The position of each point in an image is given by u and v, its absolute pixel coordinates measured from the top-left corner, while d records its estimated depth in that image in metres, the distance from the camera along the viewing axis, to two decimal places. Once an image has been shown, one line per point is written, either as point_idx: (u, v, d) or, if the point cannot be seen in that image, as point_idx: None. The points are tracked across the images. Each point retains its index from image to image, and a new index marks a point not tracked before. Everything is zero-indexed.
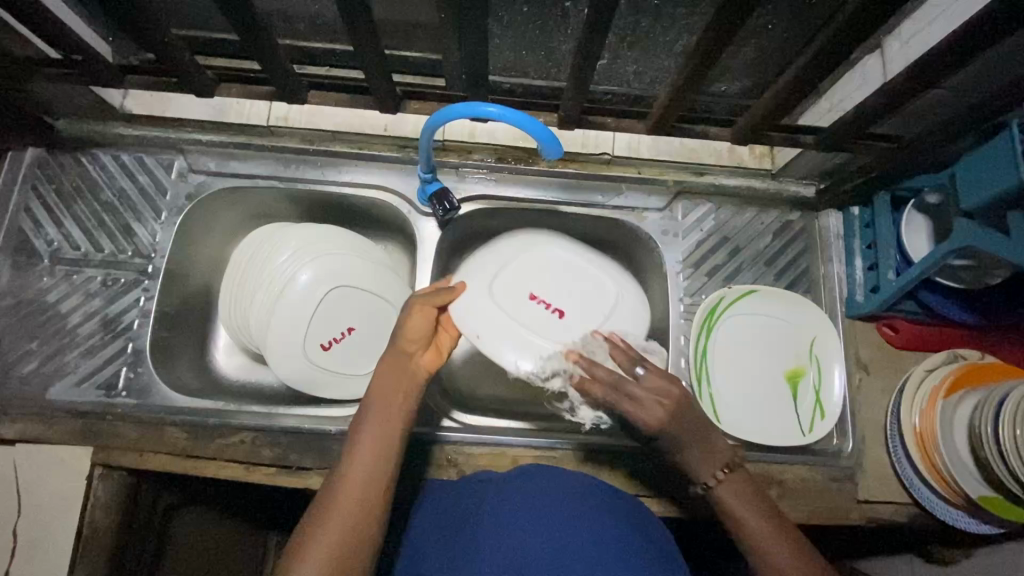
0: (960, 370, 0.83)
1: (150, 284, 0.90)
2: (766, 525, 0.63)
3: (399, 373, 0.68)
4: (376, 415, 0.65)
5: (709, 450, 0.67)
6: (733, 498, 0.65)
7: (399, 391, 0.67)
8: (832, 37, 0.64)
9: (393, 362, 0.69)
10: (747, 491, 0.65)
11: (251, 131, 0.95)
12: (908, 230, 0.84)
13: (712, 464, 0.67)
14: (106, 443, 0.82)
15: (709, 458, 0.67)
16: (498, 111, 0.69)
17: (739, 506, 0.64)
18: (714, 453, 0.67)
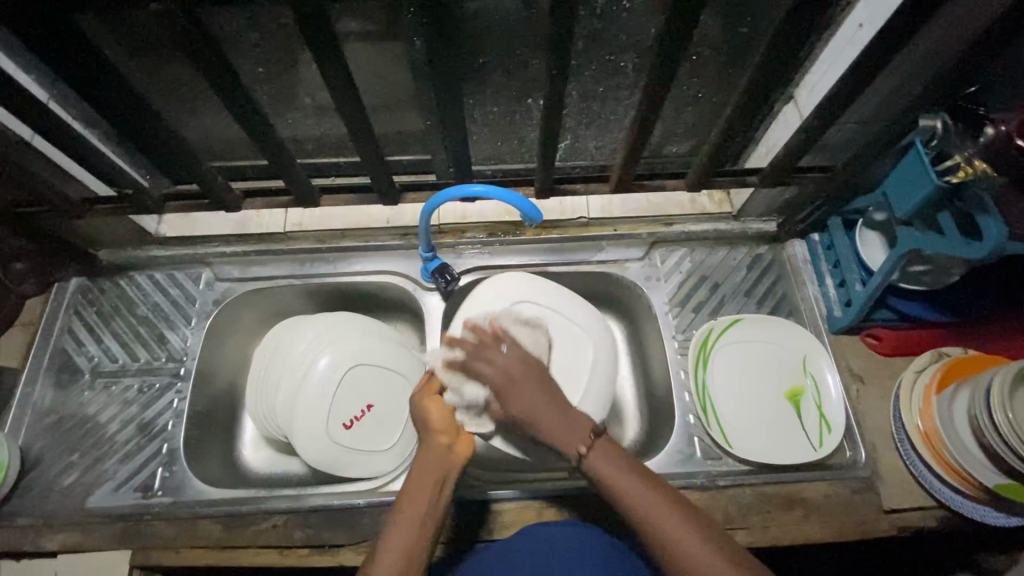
0: (945, 365, 0.88)
1: (182, 385, 0.97)
2: (639, 488, 0.65)
3: (434, 464, 0.71)
4: (414, 504, 0.68)
5: (570, 424, 0.68)
6: (606, 465, 0.67)
7: (431, 486, 0.69)
8: (745, 93, 0.77)
9: (436, 447, 0.72)
10: (620, 458, 0.67)
11: (269, 238, 1.08)
12: (863, 245, 0.93)
13: (578, 440, 0.68)
14: (143, 545, 0.85)
15: (574, 436, 0.68)
16: (483, 189, 0.81)
17: (613, 474, 0.66)
18: (581, 431, 0.68)
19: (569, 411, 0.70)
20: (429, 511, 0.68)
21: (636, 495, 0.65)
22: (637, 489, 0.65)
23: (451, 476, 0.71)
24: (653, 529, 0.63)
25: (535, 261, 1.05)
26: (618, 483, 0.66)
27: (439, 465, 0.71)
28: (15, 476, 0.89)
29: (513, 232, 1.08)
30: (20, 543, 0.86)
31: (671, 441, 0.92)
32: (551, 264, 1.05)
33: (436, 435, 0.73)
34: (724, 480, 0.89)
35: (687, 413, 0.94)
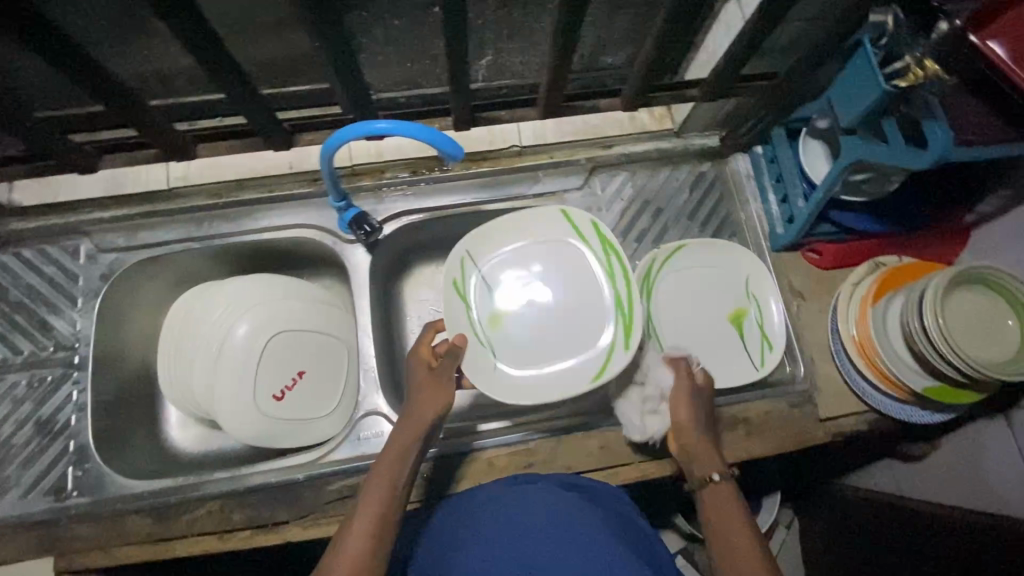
0: (883, 276, 0.88)
1: (80, 375, 0.87)
2: (749, 540, 0.67)
3: (423, 402, 0.75)
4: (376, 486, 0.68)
5: (704, 454, 0.76)
6: (719, 502, 0.71)
7: (416, 420, 0.74)
8: None
9: (410, 421, 0.74)
10: (735, 505, 0.71)
11: (153, 198, 0.93)
12: (806, 157, 0.88)
13: (703, 467, 0.75)
14: (67, 549, 0.79)
15: (702, 461, 0.75)
16: (388, 126, 0.69)
17: (722, 505, 0.71)
18: (710, 458, 0.75)
19: (708, 445, 0.77)
20: (410, 445, 0.72)
21: (738, 537, 0.67)
22: (738, 523, 0.69)
23: (427, 411, 0.75)
24: (737, 555, 0.66)
25: (466, 200, 0.97)
26: (721, 517, 0.70)
27: (416, 417, 0.74)
28: None
29: (439, 168, 0.98)
30: None
31: None
32: (482, 202, 0.97)
33: (415, 412, 0.74)
34: None
35: None
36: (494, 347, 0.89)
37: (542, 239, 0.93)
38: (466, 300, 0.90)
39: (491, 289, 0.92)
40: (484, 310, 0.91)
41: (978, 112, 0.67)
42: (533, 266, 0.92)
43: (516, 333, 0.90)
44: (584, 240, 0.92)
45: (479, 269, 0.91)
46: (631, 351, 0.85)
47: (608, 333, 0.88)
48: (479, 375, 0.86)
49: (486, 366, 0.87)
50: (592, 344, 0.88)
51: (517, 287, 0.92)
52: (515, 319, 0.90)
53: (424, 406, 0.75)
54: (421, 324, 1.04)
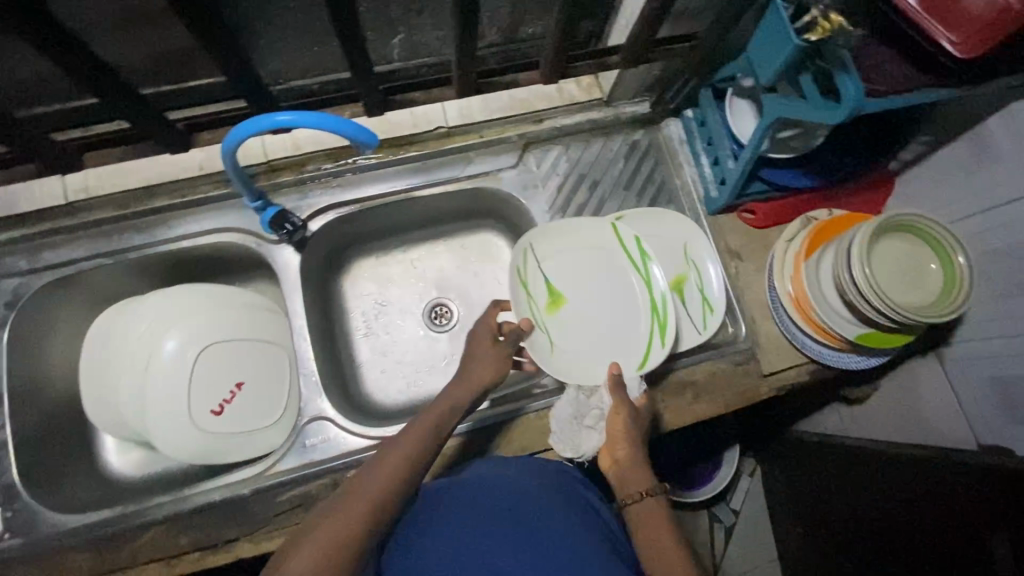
0: (815, 229, 0.89)
1: None
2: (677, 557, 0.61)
3: (484, 367, 0.76)
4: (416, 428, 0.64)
5: (636, 468, 0.72)
6: (646, 522, 0.66)
7: (470, 383, 0.74)
8: None
9: (467, 380, 0.74)
10: (663, 521, 0.66)
11: (53, 213, 0.86)
12: (733, 117, 0.88)
13: (634, 482, 0.70)
14: None
15: (632, 478, 0.71)
16: (291, 117, 0.65)
17: (648, 523, 0.66)
18: (640, 474, 0.71)
19: (639, 461, 0.73)
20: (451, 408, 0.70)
21: (663, 556, 0.62)
22: (664, 541, 0.63)
23: (487, 374, 0.76)
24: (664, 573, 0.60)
25: (396, 188, 0.94)
26: (652, 533, 0.65)
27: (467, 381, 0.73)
28: None
29: (363, 156, 0.93)
30: None
31: None
32: (413, 188, 0.94)
33: (475, 373, 0.75)
34: None
35: None
36: (550, 335, 0.90)
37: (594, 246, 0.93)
38: (526, 291, 0.92)
39: (548, 280, 0.93)
40: (544, 297, 0.92)
41: (890, 61, 0.67)
42: (584, 263, 0.93)
43: (571, 326, 0.91)
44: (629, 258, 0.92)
45: (540, 263, 0.93)
46: (666, 349, 0.87)
47: (645, 327, 0.90)
48: (539, 357, 0.87)
49: (541, 348, 0.88)
50: (632, 342, 0.89)
51: (574, 273, 0.93)
52: (568, 313, 0.92)
53: (486, 368, 0.76)
54: (365, 317, 1.03)
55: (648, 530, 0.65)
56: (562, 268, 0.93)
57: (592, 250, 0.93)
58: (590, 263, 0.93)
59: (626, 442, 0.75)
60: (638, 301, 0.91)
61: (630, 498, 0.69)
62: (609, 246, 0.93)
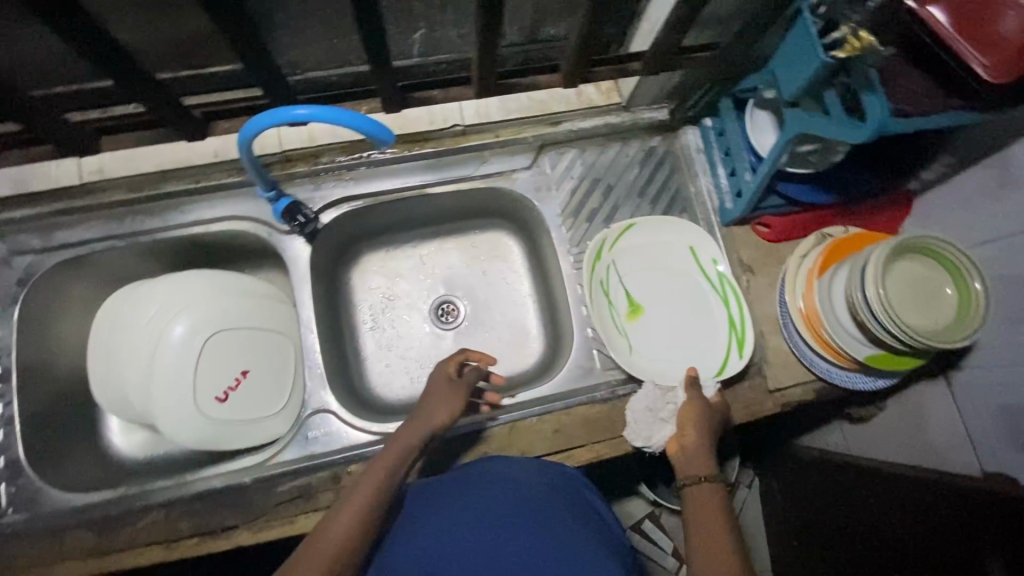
0: (829, 246, 0.88)
1: (3, 388, 0.82)
2: (723, 541, 0.64)
3: (441, 404, 0.80)
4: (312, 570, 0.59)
5: (699, 459, 0.75)
6: (699, 505, 0.69)
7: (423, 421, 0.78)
8: None
9: (368, 481, 0.69)
10: (718, 508, 0.68)
11: (67, 194, 0.86)
12: (752, 129, 0.87)
13: (695, 469, 0.74)
14: (7, 568, 0.77)
15: (696, 465, 0.74)
16: (308, 112, 0.65)
17: (701, 506, 0.69)
18: (704, 464, 0.74)
19: (705, 450, 0.76)
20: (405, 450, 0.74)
21: (710, 538, 0.64)
22: (716, 525, 0.66)
23: (441, 413, 0.79)
24: (706, 553, 0.63)
25: (409, 183, 0.93)
26: (701, 514, 0.68)
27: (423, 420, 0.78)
28: None
29: (377, 151, 0.93)
30: None
31: (571, 358, 0.92)
32: (426, 185, 0.94)
33: (428, 413, 0.78)
34: (624, 388, 0.90)
35: (585, 327, 0.93)
36: (630, 343, 0.92)
37: (668, 260, 0.96)
38: (608, 300, 0.93)
39: (627, 291, 0.95)
40: (625, 306, 0.94)
41: (917, 83, 0.65)
42: (659, 275, 0.96)
43: (649, 335, 0.94)
44: (702, 273, 0.96)
45: (621, 274, 0.95)
46: (743, 361, 0.91)
47: (721, 341, 0.93)
48: (623, 363, 0.89)
49: (621, 351, 0.90)
50: (709, 353, 0.93)
51: (653, 287, 0.96)
52: (647, 322, 0.94)
53: (381, 465, 0.71)
54: (372, 310, 1.03)
55: (696, 516, 0.67)
56: (640, 280, 0.95)
57: (669, 264, 0.96)
58: (664, 274, 0.96)
59: (696, 432, 0.79)
60: (715, 316, 0.95)
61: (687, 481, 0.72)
62: (682, 260, 0.96)
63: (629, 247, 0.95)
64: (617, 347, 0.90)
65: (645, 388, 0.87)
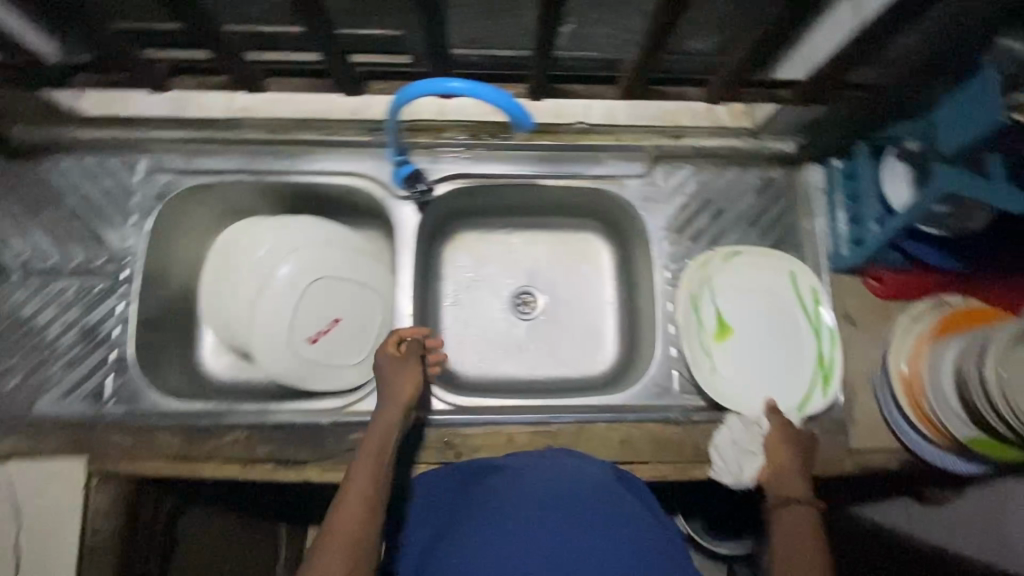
0: (944, 317, 0.83)
1: (126, 289, 0.89)
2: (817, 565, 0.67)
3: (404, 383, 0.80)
4: (337, 552, 0.63)
5: (789, 480, 0.77)
6: (790, 526, 0.72)
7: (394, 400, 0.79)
8: None
9: (364, 465, 0.72)
10: (810, 530, 0.71)
11: (213, 124, 0.92)
12: (887, 179, 0.82)
13: (786, 489, 0.76)
14: (100, 453, 0.83)
15: (787, 486, 0.77)
16: (464, 85, 0.66)
17: (792, 527, 0.72)
18: (796, 486, 0.76)
19: (796, 472, 0.78)
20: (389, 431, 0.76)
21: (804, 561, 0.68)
22: (810, 548, 0.69)
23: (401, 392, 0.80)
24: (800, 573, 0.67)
25: (523, 172, 0.95)
26: (794, 537, 0.71)
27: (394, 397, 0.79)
28: None
29: (500, 134, 0.95)
30: None
31: (649, 373, 0.91)
32: (539, 176, 0.95)
33: (395, 393, 0.80)
34: (699, 415, 0.89)
35: (669, 346, 0.92)
36: (713, 363, 0.90)
37: (765, 287, 0.93)
38: (697, 317, 0.91)
39: (718, 311, 0.93)
40: (713, 325, 0.92)
41: None
42: (754, 300, 0.93)
43: (734, 358, 0.91)
44: (800, 307, 0.92)
45: (714, 293, 0.92)
46: (827, 400, 0.89)
47: (807, 374, 0.90)
48: (703, 381, 0.88)
49: (704, 373, 0.89)
50: (792, 384, 0.90)
51: (747, 312, 0.93)
52: (733, 346, 0.92)
53: (370, 450, 0.73)
54: (456, 286, 1.05)
55: (784, 535, 0.71)
56: (733, 302, 0.93)
57: (766, 291, 0.93)
58: (758, 301, 0.93)
59: (788, 457, 0.80)
60: (804, 348, 0.91)
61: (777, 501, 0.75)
62: (782, 289, 0.93)
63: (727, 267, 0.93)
64: (698, 365, 0.89)
65: (728, 423, 0.85)
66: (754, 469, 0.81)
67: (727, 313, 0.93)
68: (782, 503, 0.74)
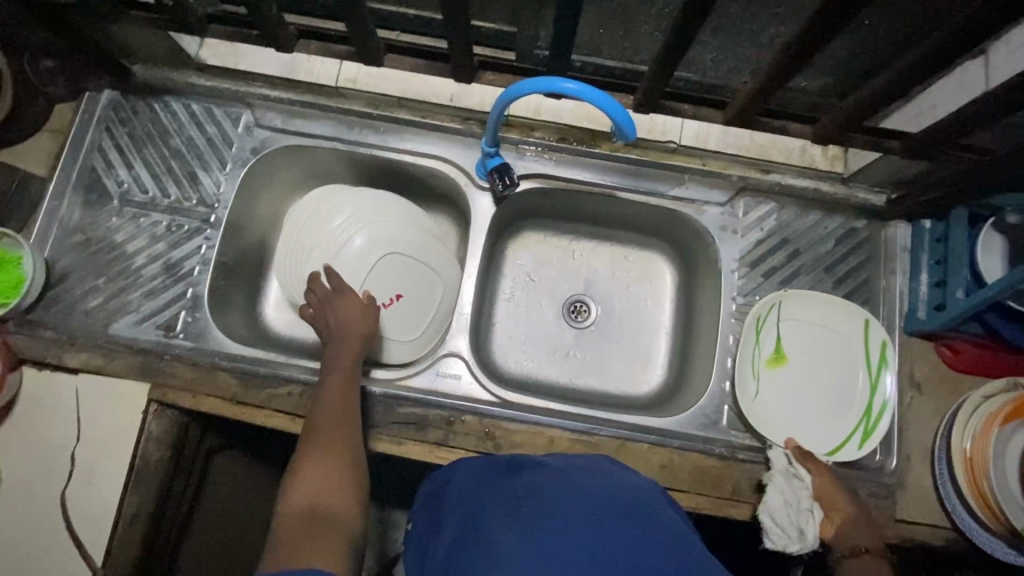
0: (1019, 400, 0.78)
1: (211, 233, 0.93)
2: None
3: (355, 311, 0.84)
4: (324, 455, 0.68)
5: (856, 531, 0.76)
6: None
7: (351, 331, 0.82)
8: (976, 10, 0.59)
9: (336, 385, 0.77)
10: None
11: (318, 90, 0.96)
12: (983, 249, 0.80)
13: (855, 541, 0.75)
14: (163, 382, 0.87)
15: (856, 535, 0.75)
16: (577, 88, 0.67)
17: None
18: (865, 537, 0.75)
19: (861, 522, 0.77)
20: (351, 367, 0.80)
21: None
22: None
23: (355, 320, 0.83)
24: None
25: (604, 182, 0.95)
26: None
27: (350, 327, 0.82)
28: (41, 288, 0.89)
29: (588, 142, 0.96)
30: (45, 354, 0.87)
31: (699, 403, 0.90)
32: (619, 189, 0.95)
33: (344, 326, 0.82)
34: (742, 453, 0.87)
35: (723, 379, 0.91)
36: (758, 386, 0.90)
37: (830, 326, 0.91)
38: (756, 338, 0.91)
39: (779, 338, 0.91)
40: (770, 350, 0.91)
41: None
42: (815, 336, 0.91)
43: (780, 387, 0.90)
44: (863, 355, 0.90)
45: (779, 320, 0.91)
46: (861, 452, 0.86)
47: (850, 422, 0.88)
48: (743, 399, 0.88)
49: (748, 396, 0.89)
50: (832, 428, 0.88)
51: (806, 346, 0.91)
52: (782, 375, 0.91)
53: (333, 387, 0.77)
54: (514, 283, 1.06)
55: None
56: (794, 331, 0.91)
57: (829, 330, 0.91)
58: (820, 337, 0.91)
59: (849, 504, 0.79)
60: (854, 396, 0.89)
61: (848, 549, 0.74)
62: (848, 334, 0.90)
63: (798, 296, 0.91)
64: (745, 387, 0.88)
65: (774, 482, 0.82)
66: (816, 527, 0.77)
67: (784, 341, 0.91)
68: (857, 552, 0.73)
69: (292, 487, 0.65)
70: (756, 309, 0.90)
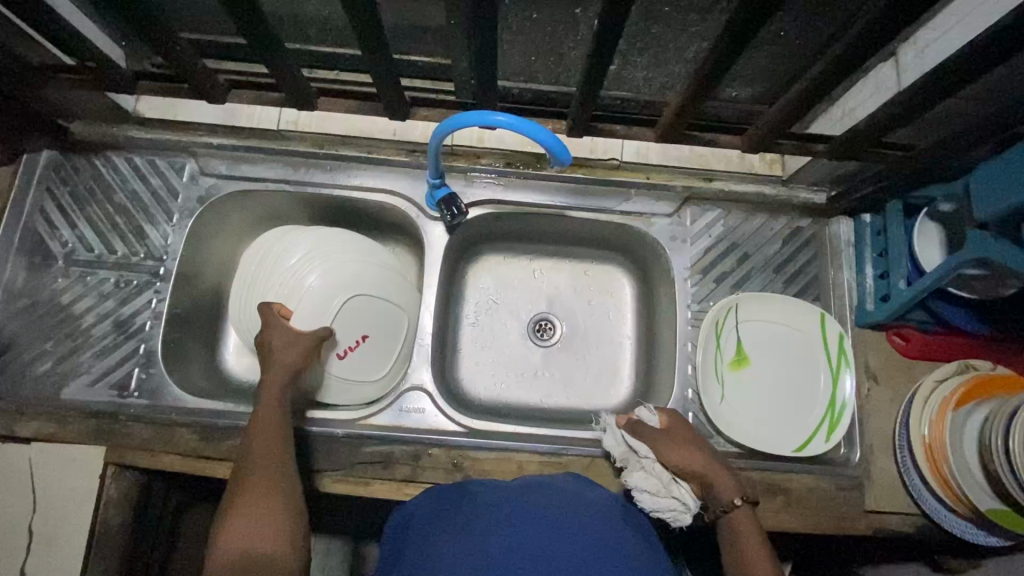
0: (971, 381, 0.81)
1: (161, 286, 0.92)
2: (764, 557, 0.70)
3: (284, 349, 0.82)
4: (256, 503, 0.67)
5: (716, 479, 0.78)
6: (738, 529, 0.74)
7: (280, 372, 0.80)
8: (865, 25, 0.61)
9: (263, 426, 0.75)
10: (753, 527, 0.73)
11: (262, 134, 0.96)
12: (920, 238, 0.83)
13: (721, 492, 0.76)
14: (118, 444, 0.85)
15: (718, 483, 0.77)
16: (507, 120, 0.69)
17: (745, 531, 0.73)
18: (727, 481, 0.77)
19: (712, 466, 0.79)
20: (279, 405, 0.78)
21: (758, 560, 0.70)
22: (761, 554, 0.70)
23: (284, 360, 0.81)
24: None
25: (554, 202, 0.97)
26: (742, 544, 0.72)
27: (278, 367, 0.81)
28: None
29: (534, 165, 0.97)
30: None
31: None
32: (568, 208, 0.97)
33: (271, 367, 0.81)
34: None
35: (686, 388, 0.92)
36: (722, 389, 0.91)
37: (788, 324, 0.93)
38: (717, 343, 0.92)
39: (740, 340, 0.93)
40: (732, 353, 0.93)
41: None
42: (775, 335, 0.93)
43: (744, 389, 0.92)
44: (822, 350, 0.91)
45: (738, 322, 0.93)
46: (828, 446, 0.88)
47: (814, 416, 0.90)
48: (707, 402, 0.89)
49: (712, 399, 0.90)
50: (799, 424, 0.90)
51: (767, 346, 0.93)
52: (746, 376, 0.92)
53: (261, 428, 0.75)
54: (477, 306, 1.06)
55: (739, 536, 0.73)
56: (754, 332, 0.93)
57: (788, 327, 0.93)
58: (780, 336, 0.93)
59: (698, 455, 0.80)
60: (817, 392, 0.91)
61: (722, 509, 0.75)
62: (806, 330, 0.92)
63: (754, 299, 0.93)
64: (708, 392, 0.90)
65: (631, 477, 0.81)
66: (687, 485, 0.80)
67: (745, 343, 0.93)
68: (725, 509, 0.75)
69: (223, 537, 0.64)
70: (711, 314, 0.91)
